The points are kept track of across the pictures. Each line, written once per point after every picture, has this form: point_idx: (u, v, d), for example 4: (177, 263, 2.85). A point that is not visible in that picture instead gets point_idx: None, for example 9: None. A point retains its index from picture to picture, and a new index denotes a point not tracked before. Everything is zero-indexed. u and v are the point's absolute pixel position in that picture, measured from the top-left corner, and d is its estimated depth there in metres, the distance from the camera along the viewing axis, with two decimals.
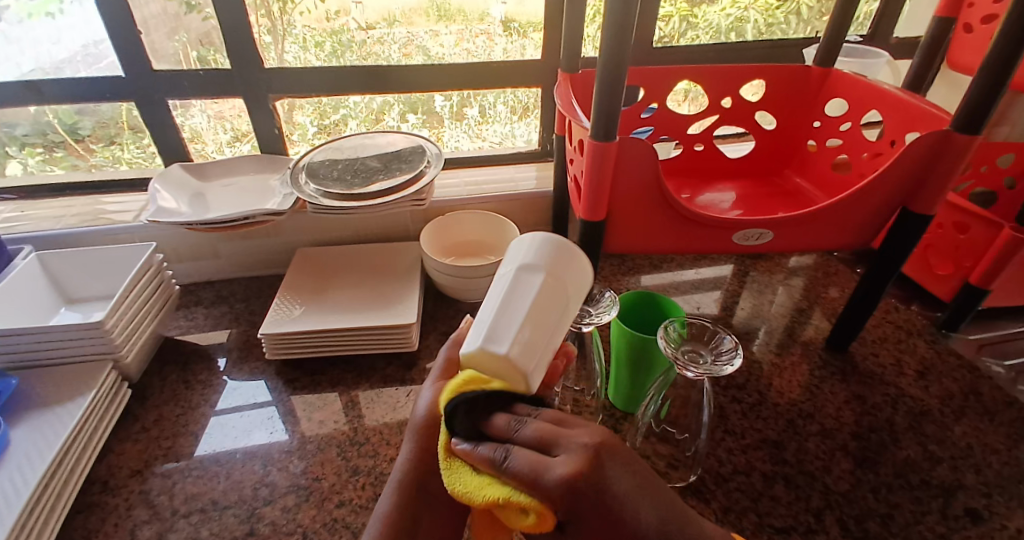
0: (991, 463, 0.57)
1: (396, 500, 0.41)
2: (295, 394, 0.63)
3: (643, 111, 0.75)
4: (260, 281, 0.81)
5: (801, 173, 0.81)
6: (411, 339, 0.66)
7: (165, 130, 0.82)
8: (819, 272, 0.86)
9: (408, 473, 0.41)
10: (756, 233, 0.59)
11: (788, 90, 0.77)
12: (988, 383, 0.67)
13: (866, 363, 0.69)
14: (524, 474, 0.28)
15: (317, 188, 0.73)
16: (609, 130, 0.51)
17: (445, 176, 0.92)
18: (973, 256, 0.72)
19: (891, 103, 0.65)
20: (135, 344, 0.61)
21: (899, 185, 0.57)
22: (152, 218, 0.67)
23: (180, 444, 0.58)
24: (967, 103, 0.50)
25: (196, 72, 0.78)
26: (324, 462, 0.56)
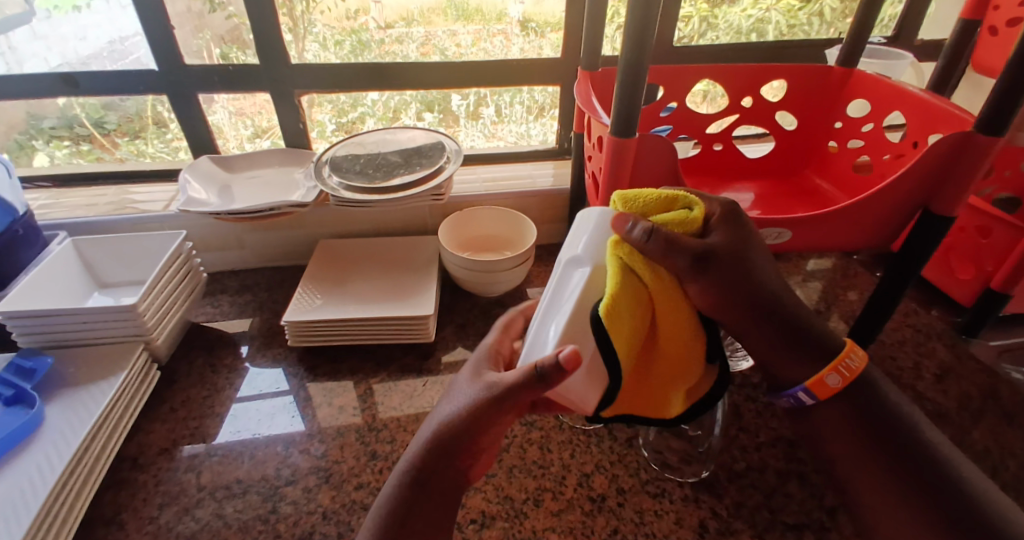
0: (1010, 467, 0.57)
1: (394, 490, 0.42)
2: (315, 381, 0.65)
3: (661, 111, 0.76)
4: (281, 272, 0.83)
5: (821, 174, 0.81)
6: (429, 330, 0.67)
7: (191, 124, 0.84)
8: (837, 274, 0.86)
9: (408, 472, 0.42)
10: (774, 232, 0.60)
11: (810, 90, 0.77)
12: (1007, 387, 0.66)
13: (883, 366, 0.69)
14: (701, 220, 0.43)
15: (340, 181, 0.74)
16: (629, 127, 0.52)
17: (463, 173, 0.93)
18: (995, 260, 0.71)
19: (913, 104, 0.64)
20: (164, 328, 0.63)
21: (920, 185, 0.57)
22: (183, 208, 0.69)
23: (206, 425, 0.60)
24: (992, 103, 0.50)
25: (221, 68, 0.80)
26: (344, 445, 0.57)
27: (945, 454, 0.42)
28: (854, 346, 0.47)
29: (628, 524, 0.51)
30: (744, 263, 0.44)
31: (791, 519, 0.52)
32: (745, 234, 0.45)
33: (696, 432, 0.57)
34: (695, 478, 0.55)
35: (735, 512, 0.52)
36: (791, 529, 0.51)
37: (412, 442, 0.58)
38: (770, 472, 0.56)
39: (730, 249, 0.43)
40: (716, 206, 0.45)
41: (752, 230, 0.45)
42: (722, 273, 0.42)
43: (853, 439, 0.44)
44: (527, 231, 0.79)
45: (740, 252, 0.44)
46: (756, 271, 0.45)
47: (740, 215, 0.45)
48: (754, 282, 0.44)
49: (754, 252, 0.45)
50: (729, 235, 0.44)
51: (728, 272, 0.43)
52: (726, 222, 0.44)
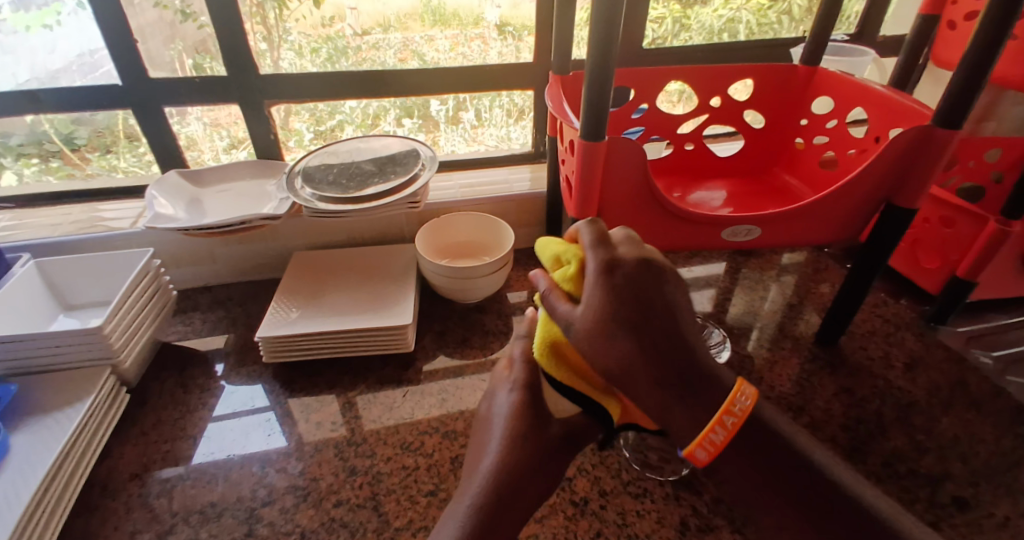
0: (979, 452, 0.58)
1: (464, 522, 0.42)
2: (293, 396, 0.64)
3: (633, 112, 0.76)
4: (256, 286, 0.82)
5: (790, 170, 0.82)
6: (407, 340, 0.67)
7: (161, 138, 0.83)
8: (810, 268, 0.87)
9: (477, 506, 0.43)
10: (744, 230, 0.60)
11: (777, 88, 0.78)
12: (975, 375, 0.68)
13: (856, 357, 0.70)
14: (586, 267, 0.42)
15: (313, 193, 0.73)
16: (598, 129, 0.52)
17: (441, 178, 0.93)
18: (959, 250, 0.73)
19: (875, 100, 0.66)
20: (133, 349, 0.62)
21: (883, 180, 0.58)
22: (150, 225, 0.68)
23: (179, 447, 0.58)
24: (948, 97, 0.51)
25: (191, 80, 0.79)
26: (322, 462, 0.56)
27: (882, 508, 0.37)
28: (735, 403, 0.39)
29: (609, 526, 0.51)
30: (622, 318, 0.39)
31: None
32: (634, 286, 0.40)
33: None
34: (675, 477, 0.56)
35: (714, 509, 0.53)
36: None
37: (391, 455, 0.57)
38: None
39: (605, 312, 0.40)
40: (598, 261, 0.41)
41: (645, 280, 0.40)
42: (591, 335, 0.40)
43: (785, 516, 0.39)
44: (505, 236, 0.79)
45: (619, 309, 0.40)
46: (647, 337, 0.39)
47: (618, 277, 0.40)
48: (645, 337, 0.39)
49: (643, 303, 0.40)
50: (608, 294, 0.40)
51: (605, 336, 0.40)
52: (606, 277, 0.40)
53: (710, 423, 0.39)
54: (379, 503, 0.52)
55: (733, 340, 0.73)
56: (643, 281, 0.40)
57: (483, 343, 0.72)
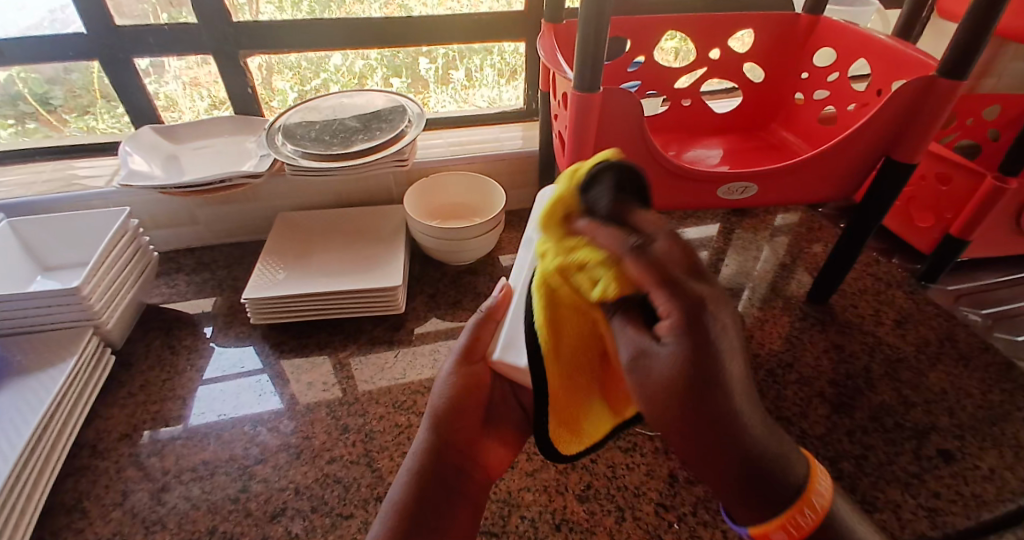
0: (965, 406, 0.59)
1: (407, 485, 0.42)
2: (283, 357, 0.63)
3: (629, 66, 0.74)
4: (241, 248, 0.80)
5: (788, 127, 0.80)
6: (398, 302, 0.66)
7: (134, 93, 0.78)
8: (802, 227, 0.87)
9: (420, 459, 0.43)
10: (741, 187, 0.59)
11: (777, 40, 0.75)
12: (963, 330, 0.69)
13: (845, 314, 0.70)
14: (653, 269, 0.30)
15: (295, 149, 0.70)
16: (594, 81, 0.50)
17: (429, 137, 0.90)
18: (953, 208, 0.73)
19: (879, 51, 0.63)
20: (115, 311, 0.60)
21: (882, 134, 0.57)
22: (124, 182, 0.65)
23: (167, 408, 0.58)
24: (955, 47, 0.49)
25: (162, 29, 0.74)
26: (315, 421, 0.56)
27: None
28: (816, 496, 0.31)
29: (601, 479, 0.52)
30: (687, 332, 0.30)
31: None
32: (705, 341, 0.29)
33: None
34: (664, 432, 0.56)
35: None
36: None
37: (384, 413, 0.57)
38: None
39: (674, 384, 0.29)
40: (668, 302, 0.30)
41: (697, 321, 0.29)
42: (656, 400, 0.30)
43: None
44: (495, 195, 0.78)
45: (691, 389, 0.28)
46: (698, 376, 0.29)
47: (697, 313, 0.29)
48: (705, 414, 0.28)
49: (717, 371, 0.29)
50: (679, 342, 0.29)
51: (675, 412, 0.29)
52: (681, 323, 0.29)
53: (790, 509, 0.30)
54: (372, 460, 0.52)
55: None
56: (712, 320, 0.30)
57: (475, 305, 0.72)
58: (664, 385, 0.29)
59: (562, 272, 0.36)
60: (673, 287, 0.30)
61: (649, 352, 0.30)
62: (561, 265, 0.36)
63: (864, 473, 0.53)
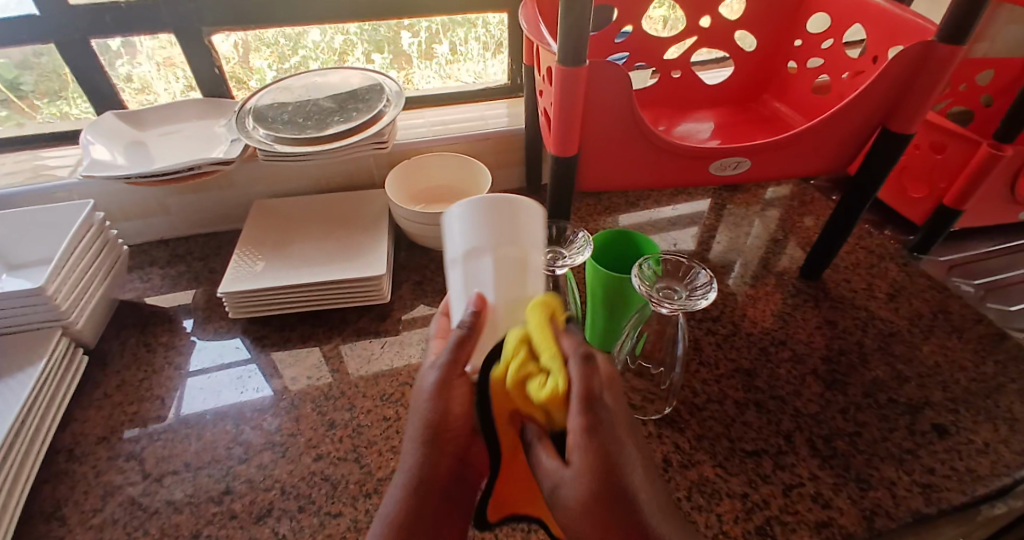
0: (959, 379, 0.59)
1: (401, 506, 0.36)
2: (266, 351, 0.61)
3: (616, 36, 0.71)
4: (218, 238, 0.77)
5: (780, 97, 0.78)
6: (383, 291, 0.64)
7: (92, 76, 0.73)
8: (794, 200, 0.86)
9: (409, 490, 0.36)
10: (733, 162, 0.57)
11: (769, 7, 0.72)
12: (956, 302, 0.68)
13: (838, 289, 0.70)
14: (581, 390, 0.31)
15: (267, 133, 0.67)
16: (579, 54, 0.47)
17: (410, 116, 0.86)
18: (947, 178, 0.72)
19: (874, 16, 0.61)
20: (83, 309, 0.58)
21: (877, 104, 0.55)
22: (85, 174, 0.61)
23: (146, 409, 0.56)
24: (955, 10, 0.47)
25: (117, 6, 0.69)
26: (300, 417, 0.54)
27: None
28: None
29: None
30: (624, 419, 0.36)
31: (750, 446, 0.52)
32: (610, 468, 0.31)
33: (658, 370, 0.55)
34: (658, 415, 0.55)
35: (696, 445, 0.53)
36: (750, 456, 0.52)
37: (372, 407, 0.55)
38: (729, 403, 0.56)
39: (594, 499, 0.31)
40: (579, 419, 0.31)
41: (609, 435, 0.31)
42: (576, 521, 0.32)
43: None
44: (481, 178, 0.75)
45: (616, 500, 0.31)
46: (613, 502, 0.31)
47: (607, 423, 0.32)
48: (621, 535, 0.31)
49: (626, 492, 0.32)
50: (591, 471, 0.31)
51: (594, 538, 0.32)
52: (590, 441, 0.31)
53: None
54: (361, 456, 0.51)
55: (716, 278, 0.72)
56: (619, 436, 0.32)
57: None
58: (585, 511, 0.31)
59: (520, 378, 0.32)
60: (595, 406, 0.31)
61: (563, 480, 0.32)
62: (518, 369, 0.32)
63: (858, 451, 0.52)
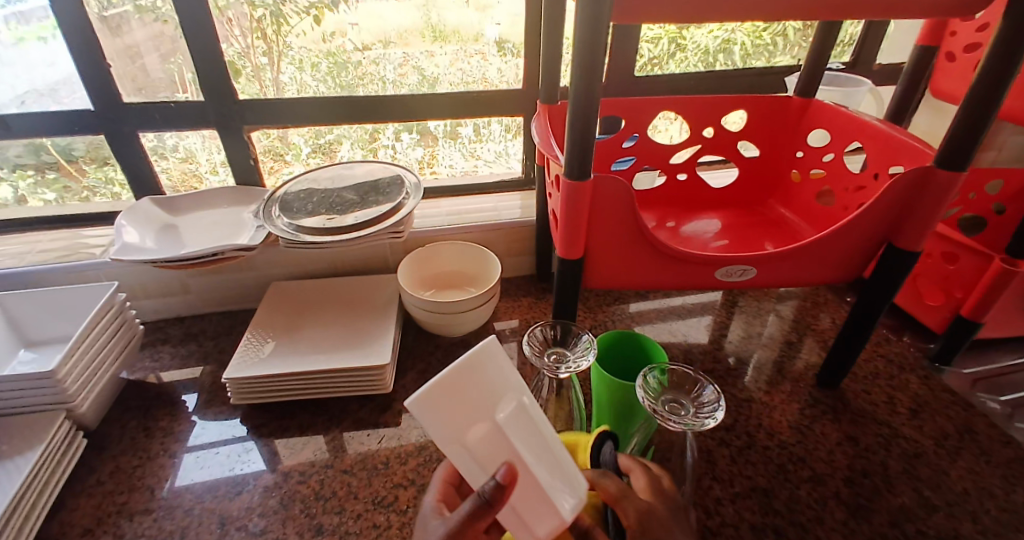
0: (989, 509, 0.55)
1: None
2: (263, 441, 0.60)
3: (625, 141, 0.74)
4: (232, 318, 0.78)
5: (785, 203, 0.80)
6: (387, 381, 0.63)
7: (136, 165, 0.79)
8: (807, 300, 0.85)
9: None
10: (739, 269, 0.58)
11: (770, 121, 0.76)
12: (983, 420, 0.65)
13: (857, 401, 0.67)
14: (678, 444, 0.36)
15: (289, 222, 0.69)
16: (584, 167, 0.49)
17: (427, 205, 0.90)
18: (963, 288, 0.71)
19: (872, 135, 0.64)
20: (90, 392, 0.58)
21: (882, 220, 0.55)
22: (115, 257, 0.64)
23: (134, 500, 0.54)
24: (952, 138, 0.49)
25: (168, 105, 0.75)
26: (287, 519, 0.52)
27: None
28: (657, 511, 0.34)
29: None
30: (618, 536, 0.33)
31: None
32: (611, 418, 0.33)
33: None
34: None
35: None
36: None
37: (362, 511, 0.53)
38: (746, 528, 0.53)
39: None
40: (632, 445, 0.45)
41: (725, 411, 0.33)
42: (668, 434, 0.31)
43: None
44: (490, 265, 0.77)
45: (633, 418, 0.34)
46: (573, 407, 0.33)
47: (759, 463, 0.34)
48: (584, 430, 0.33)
49: None
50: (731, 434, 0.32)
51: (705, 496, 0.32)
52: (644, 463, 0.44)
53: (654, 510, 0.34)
54: None
55: (728, 381, 0.70)
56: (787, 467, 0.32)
57: None
58: None
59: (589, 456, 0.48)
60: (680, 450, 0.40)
61: None
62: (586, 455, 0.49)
63: None
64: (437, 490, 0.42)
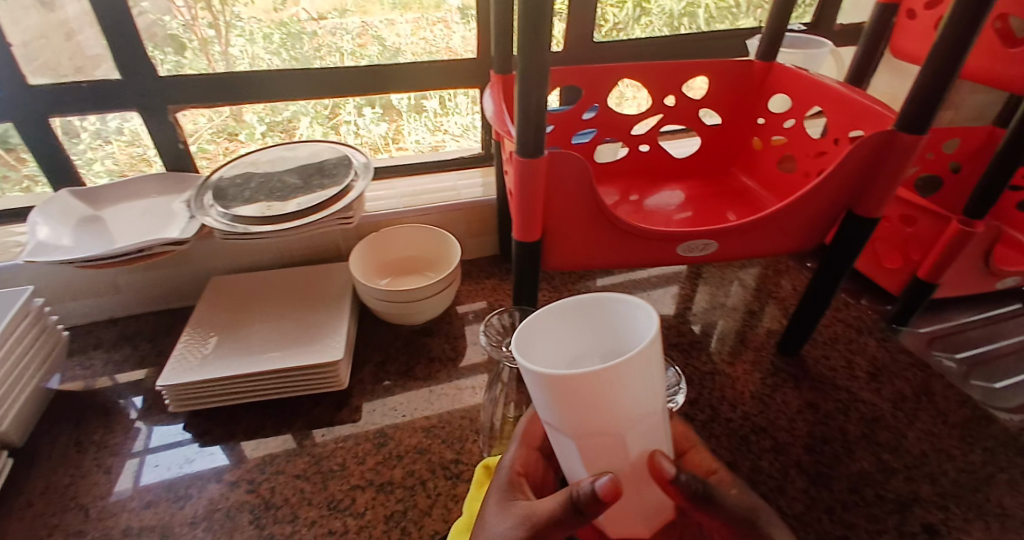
0: (947, 471, 0.55)
1: None
2: (207, 448, 0.57)
3: (585, 112, 0.71)
4: (172, 316, 0.73)
5: (748, 171, 0.78)
6: (340, 377, 0.60)
7: (54, 154, 0.71)
8: (770, 268, 0.84)
9: None
10: (701, 244, 0.56)
11: (731, 87, 0.73)
12: (939, 380, 0.66)
13: (818, 367, 0.67)
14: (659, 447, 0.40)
15: (224, 212, 0.64)
16: (538, 146, 0.45)
17: (379, 186, 0.85)
18: (921, 249, 0.71)
19: (832, 98, 0.62)
20: (10, 408, 0.53)
21: (843, 187, 0.54)
22: (28, 258, 0.58)
23: (67, 521, 0.50)
24: (914, 98, 0.47)
25: (78, 85, 0.67)
26: (234, 531, 0.49)
27: None
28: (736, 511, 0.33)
29: None
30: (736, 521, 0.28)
31: None
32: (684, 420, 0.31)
33: None
34: None
35: None
36: None
37: (316, 518, 0.50)
38: None
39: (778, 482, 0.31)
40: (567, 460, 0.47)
41: None
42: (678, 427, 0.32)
43: None
44: (447, 247, 0.73)
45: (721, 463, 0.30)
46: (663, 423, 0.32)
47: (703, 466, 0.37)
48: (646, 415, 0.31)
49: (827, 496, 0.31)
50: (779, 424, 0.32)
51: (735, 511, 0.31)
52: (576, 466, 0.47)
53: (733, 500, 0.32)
54: None
55: (693, 353, 0.69)
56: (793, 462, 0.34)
57: (427, 373, 0.66)
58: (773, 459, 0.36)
59: None
60: None
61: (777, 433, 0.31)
62: None
63: None
64: (516, 459, 0.40)
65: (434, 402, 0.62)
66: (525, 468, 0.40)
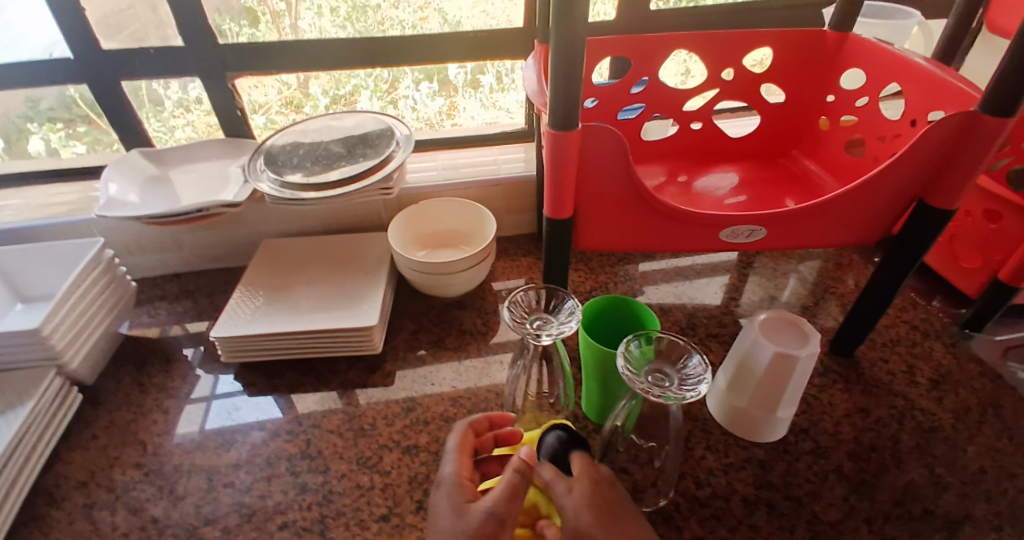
0: (1007, 490, 0.51)
1: None
2: (252, 400, 0.60)
3: (633, 86, 0.68)
4: (228, 275, 0.77)
5: (811, 154, 0.73)
6: (375, 343, 0.62)
7: (126, 118, 0.77)
8: (831, 261, 0.79)
9: None
10: (747, 230, 0.53)
11: (797, 60, 0.68)
12: (1011, 394, 0.60)
13: (873, 370, 0.63)
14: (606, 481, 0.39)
15: (273, 178, 0.67)
16: (572, 118, 0.44)
17: (422, 159, 0.86)
18: (1004, 250, 0.64)
19: (912, 75, 0.56)
20: (81, 349, 0.59)
21: (913, 174, 0.49)
22: (101, 213, 0.63)
23: (126, 455, 0.55)
24: (999, 77, 0.42)
25: (147, 51, 0.72)
26: (272, 478, 0.53)
27: None
28: None
29: None
30: None
31: None
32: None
33: (650, 445, 0.51)
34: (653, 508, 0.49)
35: None
36: None
37: (346, 472, 0.53)
38: (737, 501, 0.50)
39: None
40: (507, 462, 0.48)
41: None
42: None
43: None
44: (485, 225, 0.73)
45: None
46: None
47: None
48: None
49: None
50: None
51: None
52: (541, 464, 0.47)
53: None
54: (326, 528, 0.48)
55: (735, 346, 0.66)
56: None
57: (458, 345, 0.67)
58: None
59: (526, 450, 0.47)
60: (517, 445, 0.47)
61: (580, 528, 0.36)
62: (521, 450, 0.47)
63: None
64: (458, 463, 0.42)
65: (464, 375, 0.63)
66: (468, 472, 0.42)
